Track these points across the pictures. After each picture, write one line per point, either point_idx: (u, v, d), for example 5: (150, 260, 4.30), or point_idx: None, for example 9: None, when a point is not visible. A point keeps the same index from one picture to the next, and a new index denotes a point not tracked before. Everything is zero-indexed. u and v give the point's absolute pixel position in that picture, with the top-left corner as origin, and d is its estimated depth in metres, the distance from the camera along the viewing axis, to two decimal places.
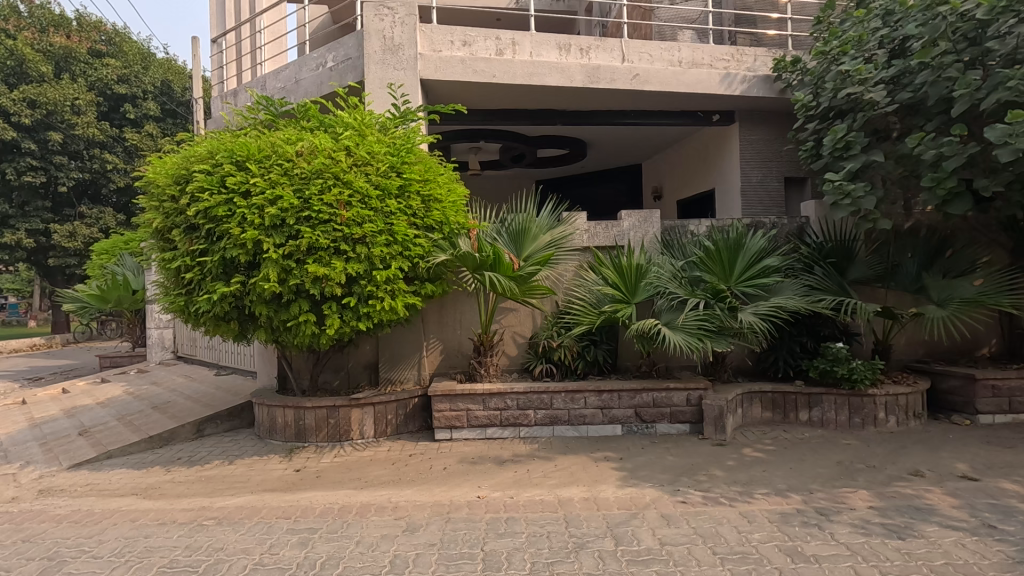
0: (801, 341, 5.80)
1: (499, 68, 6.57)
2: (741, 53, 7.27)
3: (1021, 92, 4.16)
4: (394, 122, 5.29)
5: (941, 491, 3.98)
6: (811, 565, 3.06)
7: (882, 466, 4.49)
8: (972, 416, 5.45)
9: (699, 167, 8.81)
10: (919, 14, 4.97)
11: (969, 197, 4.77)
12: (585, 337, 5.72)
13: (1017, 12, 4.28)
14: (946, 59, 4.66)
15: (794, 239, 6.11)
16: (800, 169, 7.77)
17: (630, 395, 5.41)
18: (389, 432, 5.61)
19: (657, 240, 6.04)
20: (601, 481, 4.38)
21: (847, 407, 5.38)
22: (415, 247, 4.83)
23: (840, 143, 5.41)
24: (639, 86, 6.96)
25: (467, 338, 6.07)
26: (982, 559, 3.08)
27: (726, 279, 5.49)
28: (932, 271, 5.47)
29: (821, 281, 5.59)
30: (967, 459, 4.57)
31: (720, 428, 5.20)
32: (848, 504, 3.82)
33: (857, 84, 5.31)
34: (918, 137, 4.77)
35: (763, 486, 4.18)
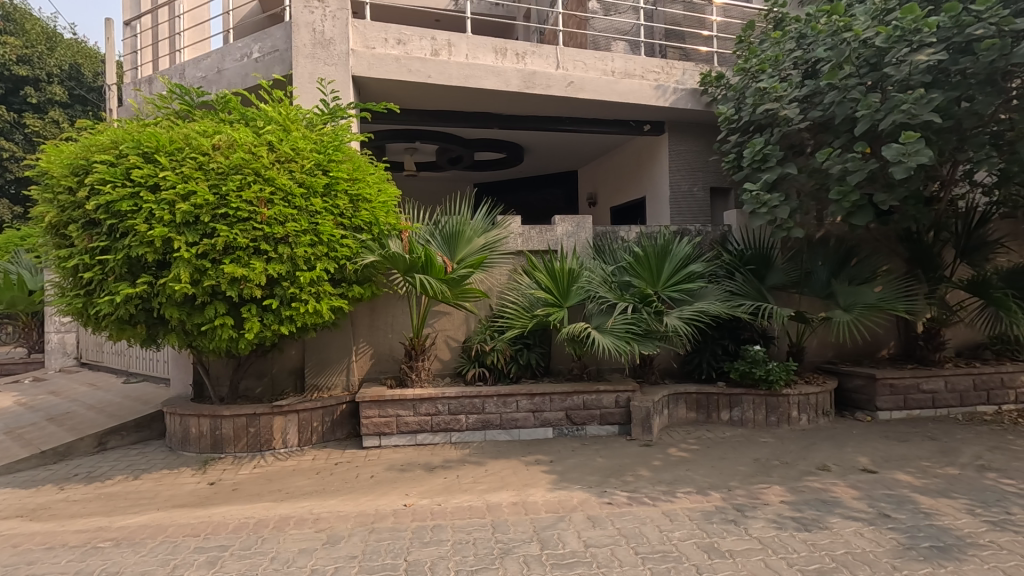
0: (722, 344, 6.07)
1: (434, 69, 6.49)
2: (671, 67, 7.54)
3: (913, 115, 4.52)
4: (322, 119, 5.10)
5: (844, 484, 4.25)
6: (726, 561, 3.17)
7: (794, 462, 4.75)
8: (874, 413, 5.89)
9: (631, 175, 9.07)
10: (827, 38, 5.31)
11: (870, 210, 5.15)
12: (519, 340, 5.73)
13: (909, 42, 4.64)
14: (850, 81, 5.01)
15: (717, 246, 6.39)
16: (723, 179, 8.17)
17: (562, 398, 5.45)
18: (315, 440, 5.38)
19: (589, 246, 6.16)
20: (531, 485, 4.38)
21: (764, 407, 5.66)
22: (341, 248, 4.68)
23: (758, 155, 5.73)
24: (574, 94, 7.07)
25: (399, 342, 5.96)
26: (877, 546, 3.30)
27: (653, 283, 5.67)
28: (840, 278, 5.84)
29: (741, 287, 5.88)
30: (868, 453, 4.92)
31: (647, 428, 5.35)
32: (763, 500, 4.01)
33: (774, 101, 5.65)
34: (827, 153, 5.12)
35: (685, 485, 4.32)
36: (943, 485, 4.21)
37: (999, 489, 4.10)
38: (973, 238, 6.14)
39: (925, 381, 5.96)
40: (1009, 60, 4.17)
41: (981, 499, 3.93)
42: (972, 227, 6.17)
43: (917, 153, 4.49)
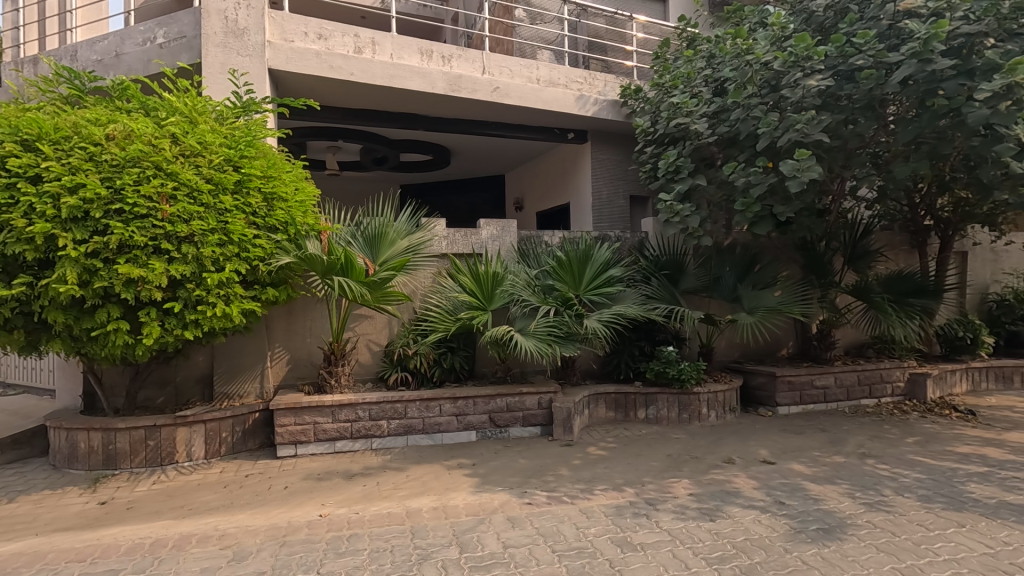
0: (639, 345, 6.34)
1: (358, 67, 6.33)
2: (594, 78, 7.81)
3: (806, 134, 4.93)
4: (233, 113, 4.84)
5: (746, 475, 4.56)
6: (637, 554, 3.30)
7: (703, 456, 5.04)
8: (774, 408, 6.36)
9: (556, 181, 9.29)
10: (733, 60, 5.71)
11: (771, 220, 5.56)
12: (442, 344, 5.70)
13: (802, 67, 5.03)
14: (752, 101, 5.39)
15: (635, 252, 6.67)
16: (641, 189, 8.56)
17: (485, 401, 5.48)
18: (224, 452, 5.08)
19: (514, 250, 6.24)
20: (452, 489, 4.36)
21: (677, 405, 5.97)
22: (253, 249, 4.46)
23: (671, 167, 6.08)
24: (499, 99, 7.15)
25: (317, 347, 5.76)
26: (772, 532, 3.56)
27: (575, 287, 5.84)
28: (744, 283, 6.26)
29: (656, 291, 6.18)
30: (768, 446, 5.31)
31: (568, 428, 5.47)
32: (673, 493, 4.23)
33: (685, 116, 6.01)
34: (732, 167, 5.50)
35: (602, 482, 4.46)
36: (830, 473, 4.62)
37: (876, 474, 4.56)
38: (858, 247, 6.76)
39: (818, 377, 6.51)
40: (884, 89, 4.65)
41: (860, 484, 4.34)
42: (856, 238, 6.80)
43: (808, 170, 4.90)
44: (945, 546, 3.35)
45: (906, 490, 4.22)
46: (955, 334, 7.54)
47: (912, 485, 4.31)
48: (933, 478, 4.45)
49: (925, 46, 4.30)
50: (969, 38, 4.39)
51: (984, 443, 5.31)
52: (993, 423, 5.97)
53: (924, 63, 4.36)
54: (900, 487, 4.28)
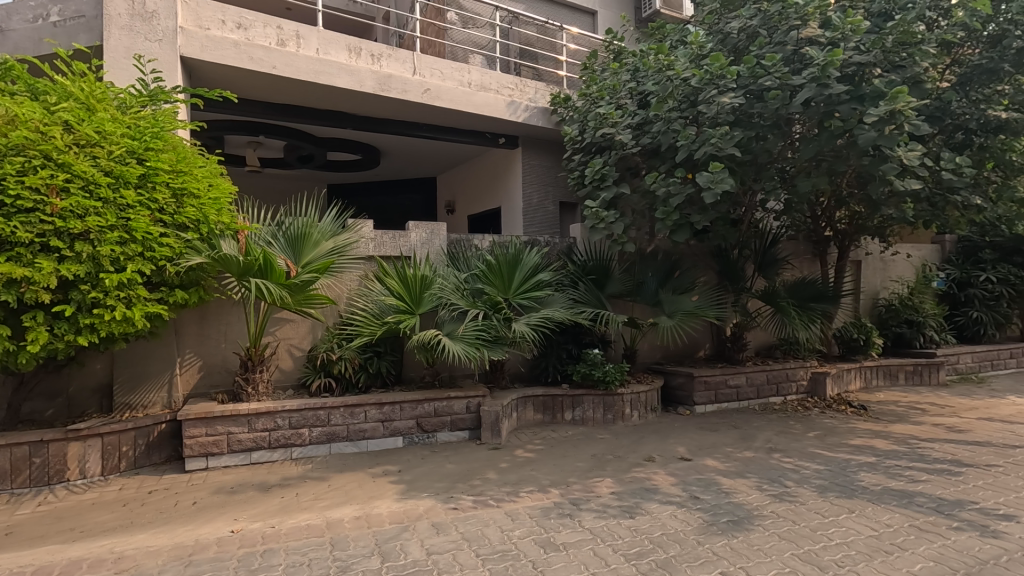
0: (567, 348, 6.47)
1: (280, 60, 6.07)
2: (524, 85, 7.92)
3: (720, 148, 5.22)
4: (138, 101, 4.49)
5: (665, 472, 4.76)
6: (559, 554, 3.36)
7: (625, 455, 5.21)
8: (692, 407, 6.69)
9: (487, 184, 9.31)
10: (654, 75, 5.98)
11: (689, 229, 5.86)
12: (369, 349, 5.55)
13: (717, 85, 5.33)
14: (672, 114, 5.66)
15: (563, 257, 6.81)
16: (570, 195, 8.75)
17: (412, 406, 5.39)
18: (124, 467, 4.68)
19: (443, 253, 6.21)
20: (376, 497, 4.25)
21: (602, 406, 6.14)
22: (160, 248, 4.14)
23: (597, 175, 6.29)
24: (430, 101, 7.09)
25: (233, 353, 5.45)
26: (687, 526, 3.74)
27: (504, 290, 5.89)
28: (666, 288, 6.55)
29: (583, 295, 6.34)
30: (685, 443, 5.57)
31: (496, 432, 5.48)
32: (596, 492, 4.34)
33: (610, 126, 6.23)
34: (654, 177, 5.76)
35: (529, 484, 4.50)
36: (740, 467, 4.91)
37: (781, 467, 4.89)
38: (767, 255, 7.24)
39: (731, 377, 6.91)
40: (789, 109, 5.03)
41: (766, 477, 4.65)
42: (766, 246, 7.29)
43: (722, 182, 5.17)
44: (837, 531, 3.64)
45: (806, 481, 4.56)
46: (850, 336, 8.25)
47: (811, 476, 4.66)
48: (830, 469, 4.84)
49: (824, 72, 4.68)
50: (860, 67, 4.83)
51: (874, 435, 5.84)
52: (881, 417, 6.57)
53: (823, 87, 4.74)
54: (800, 478, 4.62)
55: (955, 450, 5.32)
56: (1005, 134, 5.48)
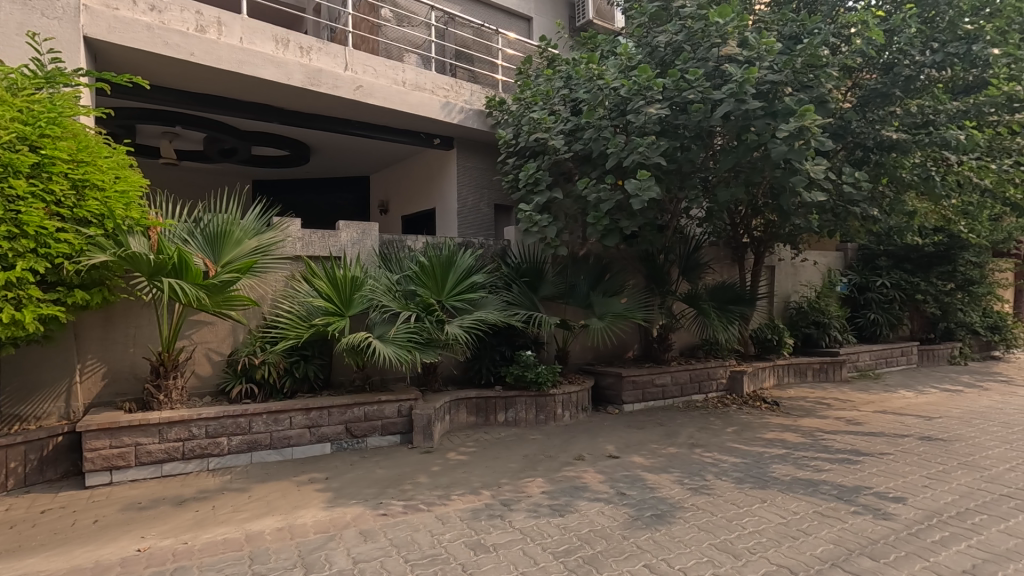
0: (500, 350, 6.50)
1: (199, 47, 5.73)
2: (460, 87, 7.90)
3: (647, 156, 5.44)
4: (32, 83, 4.08)
5: (594, 470, 4.88)
6: (489, 555, 3.37)
7: (556, 455, 5.30)
8: (621, 406, 6.90)
9: (422, 185, 9.21)
10: (586, 83, 6.15)
11: (618, 234, 6.06)
12: (295, 353, 5.34)
13: (645, 96, 5.56)
14: (603, 122, 5.84)
15: (498, 259, 6.84)
16: (505, 198, 8.81)
17: (341, 411, 5.23)
18: (12, 486, 4.24)
19: (375, 254, 6.07)
20: (301, 506, 4.09)
21: (534, 407, 6.22)
22: (56, 245, 3.81)
23: (531, 179, 6.39)
24: (363, 98, 6.93)
25: (143, 358, 5.07)
26: (613, 521, 3.85)
27: (437, 292, 5.85)
28: (596, 291, 6.74)
29: (516, 297, 6.40)
30: (614, 441, 5.74)
31: (428, 435, 5.42)
32: (527, 492, 4.39)
33: (544, 132, 6.34)
34: (585, 182, 5.91)
35: (461, 487, 4.48)
36: (664, 463, 5.12)
37: (702, 461, 5.15)
38: (691, 260, 7.61)
39: (658, 376, 7.20)
40: (710, 121, 5.31)
41: (688, 471, 4.87)
42: (690, 251, 7.66)
43: (648, 189, 5.37)
44: (751, 520, 3.87)
45: (724, 474, 4.82)
46: (764, 336, 8.81)
47: (729, 469, 4.93)
48: (745, 462, 5.14)
49: (740, 88, 4.98)
50: (773, 85, 5.16)
51: (784, 429, 6.26)
52: (791, 412, 7.06)
53: (740, 102, 5.05)
54: (719, 471, 4.88)
55: (853, 440, 5.80)
56: (897, 153, 5.87)
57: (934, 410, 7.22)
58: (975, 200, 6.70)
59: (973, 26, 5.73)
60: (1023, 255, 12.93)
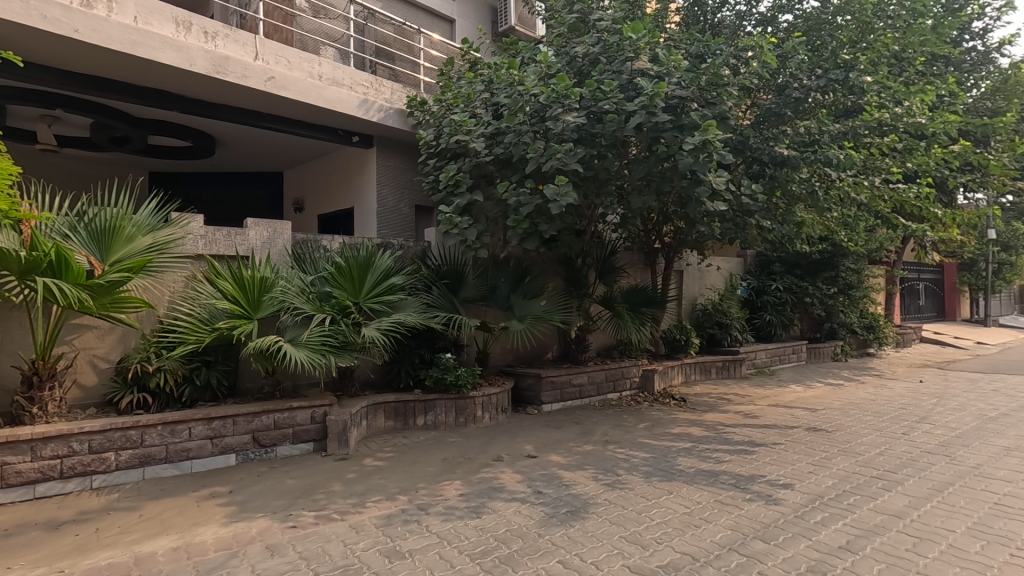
0: (420, 353, 6.41)
1: (86, 23, 5.22)
2: (380, 85, 7.73)
3: (565, 162, 5.58)
4: None
5: (511, 470, 4.95)
6: (404, 561, 3.32)
7: (475, 457, 5.31)
8: (540, 406, 7.03)
9: (339, 183, 8.91)
10: (506, 88, 6.23)
11: (537, 237, 6.18)
12: (196, 358, 4.98)
13: (562, 104, 5.72)
14: (523, 127, 5.94)
15: (418, 260, 6.75)
16: (427, 199, 8.73)
17: (247, 420, 4.94)
18: None
19: (287, 254, 5.80)
20: (200, 523, 3.81)
21: (454, 409, 6.19)
22: None
23: (451, 180, 6.39)
24: (275, 90, 6.61)
25: (12, 366, 4.51)
26: (530, 520, 3.92)
27: (354, 294, 5.70)
28: (516, 293, 6.83)
29: (436, 300, 6.34)
30: (532, 441, 5.83)
31: (343, 442, 5.24)
32: (444, 495, 4.36)
33: (465, 134, 6.36)
34: (506, 186, 5.98)
35: (376, 494, 4.38)
36: (580, 460, 5.27)
37: (615, 457, 5.36)
38: (607, 264, 7.91)
39: (575, 377, 7.40)
40: (624, 131, 5.54)
41: (601, 467, 5.06)
42: (606, 255, 7.96)
43: (565, 195, 5.50)
44: (658, 512, 4.08)
45: (635, 468, 5.05)
46: (674, 337, 9.32)
47: (639, 464, 5.17)
48: (654, 456, 5.41)
49: (651, 101, 5.24)
50: (681, 100, 5.47)
51: (690, 424, 6.66)
52: (696, 407, 7.51)
53: (650, 115, 5.31)
54: (630, 466, 5.11)
55: (750, 432, 6.27)
56: (788, 168, 6.41)
57: (818, 402, 7.97)
58: (853, 213, 7.47)
59: (851, 57, 6.39)
60: (891, 263, 14.57)
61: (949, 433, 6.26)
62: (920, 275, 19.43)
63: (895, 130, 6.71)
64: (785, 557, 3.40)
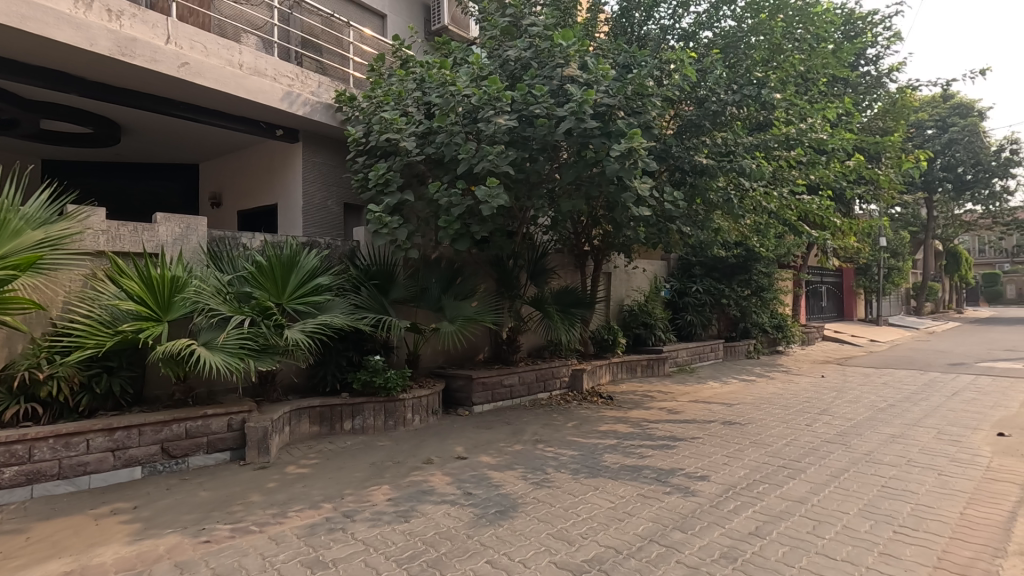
0: (347, 355, 6.23)
1: None
2: (306, 77, 7.46)
3: (497, 164, 5.61)
4: None
5: (441, 473, 4.91)
6: (327, 571, 3.21)
7: (404, 460, 5.22)
8: (471, 408, 7.03)
9: (262, 178, 8.50)
10: (438, 88, 6.21)
11: (469, 238, 6.18)
12: (96, 364, 4.58)
13: (494, 107, 5.77)
14: (455, 128, 5.93)
15: (345, 260, 6.57)
16: (355, 197, 8.51)
17: (156, 429, 4.60)
18: None
19: (201, 252, 5.46)
20: (99, 543, 3.51)
21: (383, 412, 6.08)
22: None
23: (381, 179, 6.27)
24: (189, 77, 6.22)
25: None
26: (458, 522, 3.90)
27: (276, 295, 5.46)
28: (447, 294, 6.78)
29: (365, 301, 6.18)
30: (463, 442, 5.82)
31: (264, 450, 4.99)
32: (371, 501, 4.26)
33: (395, 132, 6.25)
34: (437, 186, 5.94)
35: (299, 503, 4.20)
36: (509, 460, 5.32)
37: (543, 456, 5.46)
38: (538, 266, 8.03)
39: (506, 377, 7.45)
40: (554, 136, 5.63)
41: (530, 466, 5.13)
42: (537, 257, 8.08)
43: (497, 198, 5.54)
44: (585, 507, 4.20)
45: (563, 466, 5.16)
46: (602, 337, 9.60)
47: (567, 462, 5.29)
48: (581, 454, 5.56)
49: (580, 108, 5.39)
50: (608, 108, 5.65)
51: (617, 421, 6.89)
52: (622, 405, 7.79)
53: (579, 121, 5.45)
54: (559, 464, 5.22)
55: (672, 427, 6.58)
56: (706, 177, 6.78)
57: (733, 397, 8.49)
58: (764, 220, 8.01)
59: (762, 75, 6.85)
60: (798, 267, 15.74)
61: (845, 424, 6.86)
62: (823, 278, 21.15)
63: (801, 145, 7.28)
64: (701, 545, 3.59)
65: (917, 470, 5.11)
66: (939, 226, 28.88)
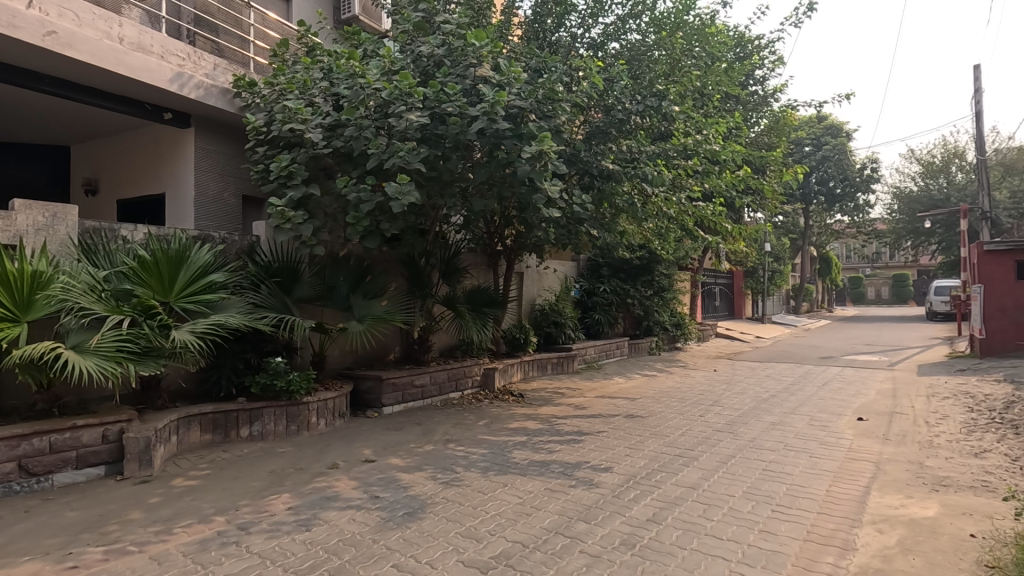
0: (245, 358, 5.83)
1: None
2: (199, 58, 6.93)
3: (408, 161, 5.52)
4: None
5: (346, 477, 4.74)
6: None
7: (307, 466, 4.99)
8: (380, 409, 6.85)
9: (146, 165, 7.76)
10: (347, 80, 6.04)
11: (379, 236, 6.02)
12: None
13: (405, 103, 5.67)
14: (364, 121, 5.76)
15: (244, 256, 6.17)
16: (256, 190, 8.00)
17: (11, 445, 4.06)
18: None
19: (71, 245, 4.89)
20: None
21: (284, 417, 5.77)
22: None
23: (284, 171, 5.95)
24: (57, 48, 5.54)
25: None
26: (364, 527, 3.79)
27: (162, 293, 5.01)
28: (356, 293, 6.55)
29: (265, 299, 5.83)
30: (371, 445, 5.67)
31: (146, 462, 4.56)
32: (270, 511, 4.03)
33: (299, 123, 5.97)
34: (344, 181, 5.73)
35: (187, 517, 3.89)
36: (419, 461, 5.25)
37: (453, 455, 5.44)
38: (450, 265, 7.99)
39: (417, 377, 7.35)
40: (466, 135, 5.62)
41: (440, 467, 5.09)
42: (449, 256, 8.04)
43: (407, 194, 5.44)
44: (493, 504, 4.24)
45: (472, 465, 5.17)
46: (513, 336, 9.79)
47: (477, 460, 5.31)
48: (491, 451, 5.61)
49: (492, 108, 5.44)
50: (519, 111, 5.74)
51: (527, 418, 7.02)
52: (533, 402, 7.95)
53: (491, 121, 5.50)
54: (469, 463, 5.22)
55: (579, 423, 6.82)
56: (612, 182, 7.09)
57: (636, 392, 8.95)
58: (664, 225, 8.52)
59: (663, 88, 7.28)
60: (694, 269, 16.88)
61: (733, 414, 7.45)
62: (716, 279, 22.84)
63: (697, 155, 7.83)
64: (602, 534, 3.75)
65: (792, 454, 5.68)
66: (814, 235, 32.17)
